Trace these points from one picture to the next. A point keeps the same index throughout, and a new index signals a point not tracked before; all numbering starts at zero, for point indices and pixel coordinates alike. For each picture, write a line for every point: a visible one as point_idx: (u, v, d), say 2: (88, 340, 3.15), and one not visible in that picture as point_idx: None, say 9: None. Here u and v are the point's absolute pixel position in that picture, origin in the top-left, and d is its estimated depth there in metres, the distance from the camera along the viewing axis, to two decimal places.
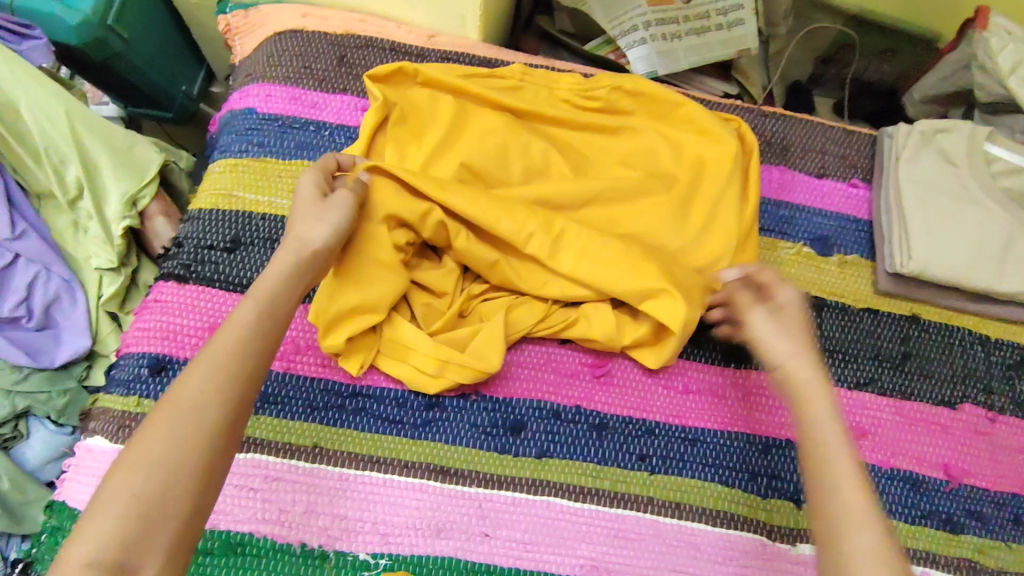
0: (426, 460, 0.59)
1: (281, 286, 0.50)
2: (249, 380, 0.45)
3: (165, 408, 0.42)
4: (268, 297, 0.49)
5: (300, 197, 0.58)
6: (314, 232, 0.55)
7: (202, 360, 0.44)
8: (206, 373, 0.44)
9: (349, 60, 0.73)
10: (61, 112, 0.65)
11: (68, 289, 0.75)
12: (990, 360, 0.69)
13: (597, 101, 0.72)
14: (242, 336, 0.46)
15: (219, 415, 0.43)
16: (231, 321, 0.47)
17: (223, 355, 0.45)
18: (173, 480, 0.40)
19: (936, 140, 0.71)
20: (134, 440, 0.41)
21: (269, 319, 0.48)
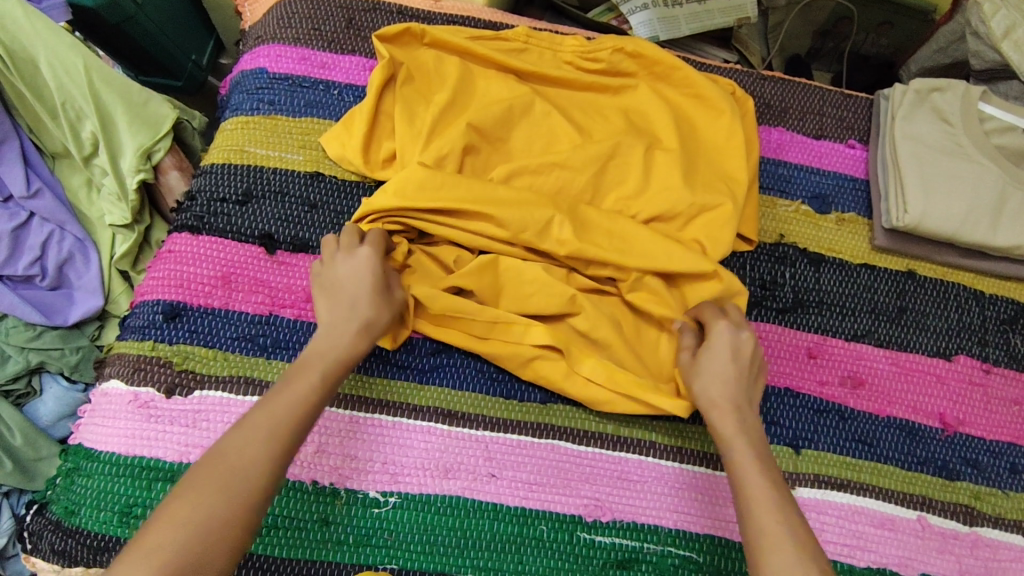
0: (434, 404, 0.61)
1: (341, 357, 0.52)
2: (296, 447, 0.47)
3: (215, 466, 0.43)
4: (331, 367, 0.51)
5: (359, 271, 0.57)
6: (377, 317, 0.56)
7: (259, 423, 0.46)
8: (263, 436, 0.45)
9: (358, 22, 0.74)
10: (81, 67, 0.67)
11: (82, 249, 0.77)
12: (984, 315, 0.71)
13: (600, 62, 0.73)
14: (297, 405, 0.48)
15: (264, 478, 0.44)
16: (289, 385, 0.49)
17: (278, 422, 0.47)
18: (211, 544, 0.41)
19: (931, 100, 0.73)
20: (179, 495, 0.42)
21: (326, 390, 0.50)
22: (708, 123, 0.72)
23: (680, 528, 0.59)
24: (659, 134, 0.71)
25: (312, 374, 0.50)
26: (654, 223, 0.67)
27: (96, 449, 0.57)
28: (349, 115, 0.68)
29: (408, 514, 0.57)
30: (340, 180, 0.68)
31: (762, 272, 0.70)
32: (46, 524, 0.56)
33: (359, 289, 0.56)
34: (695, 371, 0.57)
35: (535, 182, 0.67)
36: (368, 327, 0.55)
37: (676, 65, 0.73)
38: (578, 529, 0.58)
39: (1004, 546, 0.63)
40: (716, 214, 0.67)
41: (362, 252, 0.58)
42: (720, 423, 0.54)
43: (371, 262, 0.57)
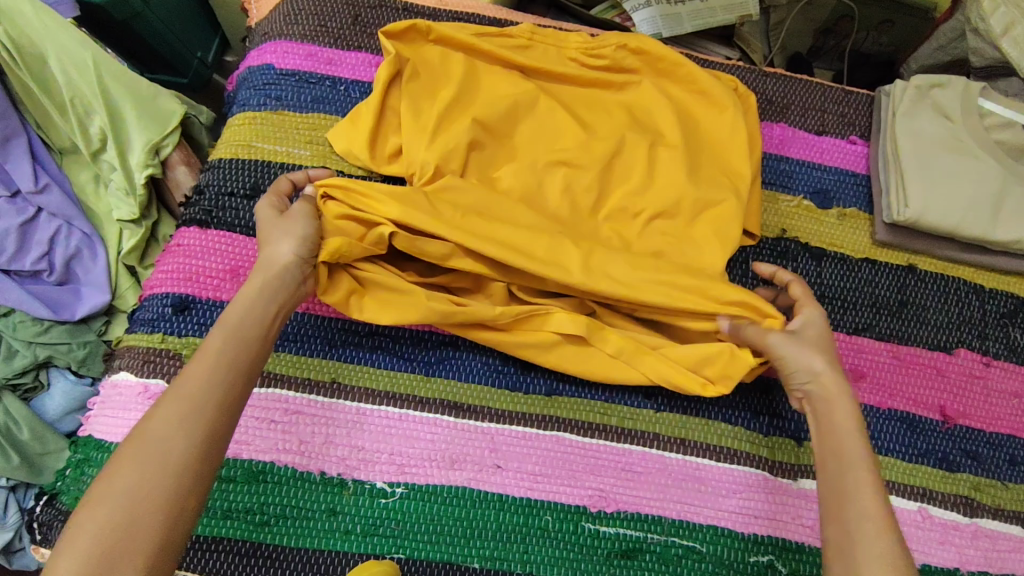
0: (440, 396, 0.61)
1: (246, 316, 0.51)
2: (222, 407, 0.46)
3: (133, 443, 0.43)
4: (236, 331, 0.50)
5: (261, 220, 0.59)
6: (279, 250, 0.56)
7: (168, 396, 0.45)
8: (175, 403, 0.44)
9: (364, 19, 0.75)
10: (90, 61, 0.67)
11: (89, 245, 0.77)
12: (984, 308, 0.71)
13: (604, 58, 0.74)
14: (211, 367, 0.47)
15: (187, 442, 0.43)
16: (201, 353, 0.48)
17: (188, 389, 0.45)
18: (141, 515, 0.40)
19: (932, 95, 0.74)
20: (104, 475, 0.41)
21: (237, 349, 0.49)
22: (711, 120, 0.73)
23: (684, 518, 0.60)
24: (662, 130, 0.72)
25: (216, 336, 0.49)
26: (658, 218, 0.68)
27: (105, 440, 0.58)
28: (355, 111, 0.69)
29: (414, 505, 0.57)
30: (347, 175, 0.68)
31: (764, 266, 0.70)
32: (56, 515, 0.57)
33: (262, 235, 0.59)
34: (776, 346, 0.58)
35: (540, 177, 0.68)
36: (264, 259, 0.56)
37: (680, 61, 0.73)
38: (582, 519, 0.59)
39: (1003, 536, 0.64)
40: (720, 208, 0.68)
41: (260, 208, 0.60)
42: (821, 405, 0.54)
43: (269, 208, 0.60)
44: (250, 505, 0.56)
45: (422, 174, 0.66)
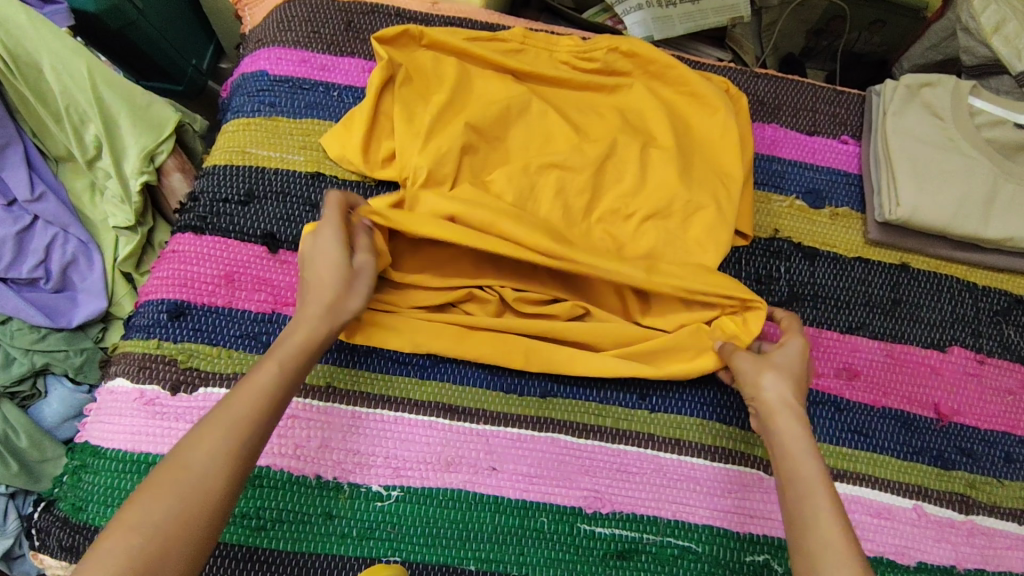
0: (435, 399, 0.62)
1: (301, 349, 0.52)
2: (262, 437, 0.47)
3: (181, 462, 0.44)
4: (293, 369, 0.51)
5: (327, 251, 0.57)
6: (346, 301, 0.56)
7: (216, 422, 0.46)
8: (224, 434, 0.46)
9: (356, 25, 0.75)
10: (84, 69, 0.68)
11: (85, 252, 0.78)
12: (977, 306, 0.72)
13: (595, 62, 0.75)
14: (258, 400, 0.48)
15: (230, 474, 0.45)
16: (251, 381, 0.49)
17: (235, 422, 0.47)
18: (172, 547, 0.41)
19: (922, 95, 0.74)
20: (142, 496, 0.43)
21: (286, 384, 0.50)
22: (703, 122, 0.73)
23: (680, 518, 0.60)
24: (654, 133, 0.72)
25: (268, 365, 0.50)
26: (650, 219, 0.68)
27: (102, 446, 0.58)
28: (348, 116, 0.69)
29: (411, 508, 0.57)
30: (341, 180, 0.69)
31: (757, 267, 0.71)
32: (53, 521, 0.57)
33: (316, 269, 0.57)
34: (764, 370, 0.57)
35: (533, 180, 0.68)
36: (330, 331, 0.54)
37: (671, 63, 0.74)
38: (578, 520, 0.59)
39: (999, 533, 0.64)
40: (711, 209, 0.68)
41: (330, 239, 0.58)
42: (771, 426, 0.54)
43: (333, 238, 0.58)
44: (247, 509, 0.56)
45: (415, 178, 0.66)
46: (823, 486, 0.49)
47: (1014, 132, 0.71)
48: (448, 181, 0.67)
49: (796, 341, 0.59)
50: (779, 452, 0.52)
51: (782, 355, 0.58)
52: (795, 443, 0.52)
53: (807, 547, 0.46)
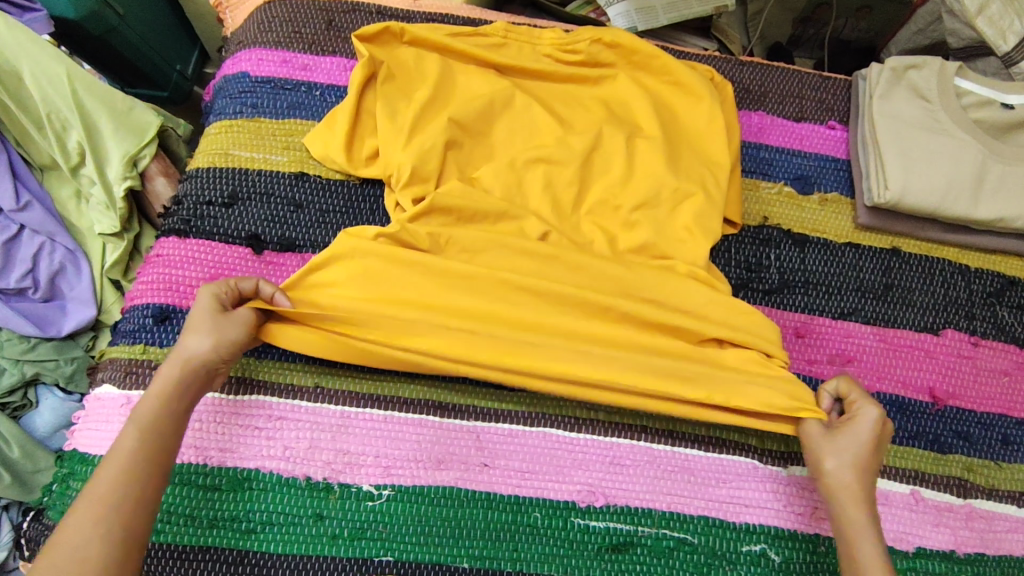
0: (425, 397, 0.61)
1: (158, 408, 0.50)
2: (133, 509, 0.46)
3: (50, 556, 0.44)
4: (150, 430, 0.49)
5: (196, 306, 0.54)
6: (196, 349, 0.53)
7: (81, 502, 0.46)
8: (82, 516, 0.45)
9: (337, 24, 0.75)
10: (64, 76, 0.67)
11: (73, 260, 0.77)
12: (970, 288, 0.71)
13: (578, 54, 0.74)
14: (123, 470, 0.47)
15: (101, 549, 0.44)
16: (111, 454, 0.48)
17: (99, 498, 0.46)
18: None
19: (908, 77, 0.73)
20: None
21: (150, 448, 0.49)
22: (689, 111, 0.72)
23: (675, 510, 0.59)
24: (640, 124, 0.72)
25: (127, 431, 0.49)
26: (638, 210, 0.68)
27: (90, 453, 0.58)
28: (331, 115, 0.69)
29: (403, 507, 0.57)
30: (325, 179, 0.68)
31: (747, 255, 0.70)
32: (42, 530, 0.56)
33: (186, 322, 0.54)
34: (829, 451, 0.56)
35: (519, 175, 0.68)
36: (192, 382, 0.52)
37: (654, 53, 0.73)
38: (572, 515, 0.58)
39: (998, 516, 0.63)
40: (699, 199, 0.67)
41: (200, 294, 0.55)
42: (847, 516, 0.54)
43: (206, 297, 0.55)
44: (236, 513, 0.55)
45: (399, 176, 0.65)
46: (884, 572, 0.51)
47: (1001, 112, 0.70)
48: (433, 177, 0.66)
49: (869, 413, 0.56)
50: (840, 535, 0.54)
51: (854, 423, 0.56)
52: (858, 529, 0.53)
53: None
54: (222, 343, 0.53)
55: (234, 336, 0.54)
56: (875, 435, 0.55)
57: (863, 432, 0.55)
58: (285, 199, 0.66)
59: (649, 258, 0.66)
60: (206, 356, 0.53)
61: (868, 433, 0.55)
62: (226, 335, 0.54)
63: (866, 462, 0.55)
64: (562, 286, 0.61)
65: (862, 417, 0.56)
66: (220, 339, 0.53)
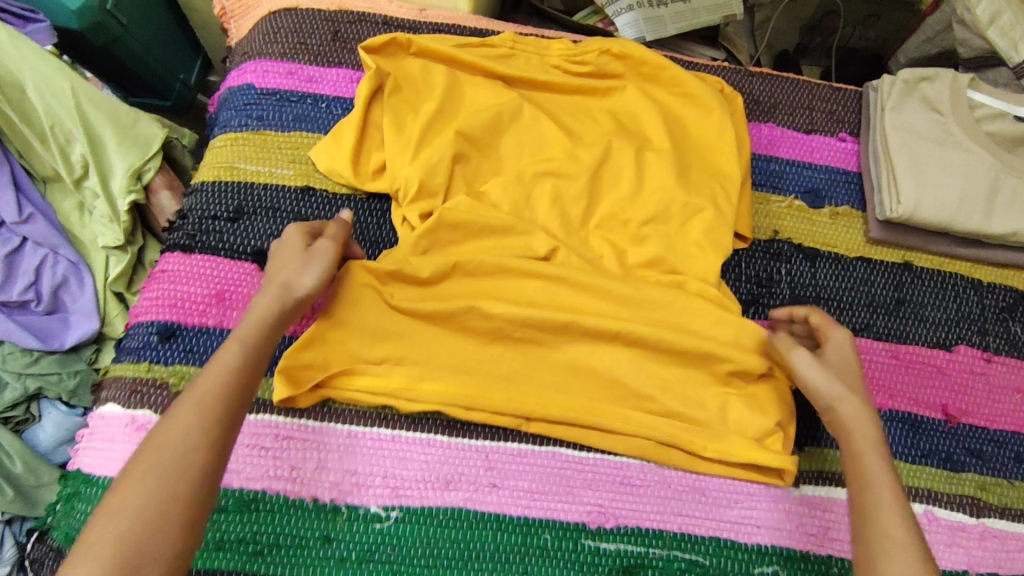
0: (433, 416, 0.60)
1: (264, 329, 0.52)
2: (234, 418, 0.47)
3: (160, 445, 0.44)
4: (252, 348, 0.51)
5: (282, 249, 0.58)
6: (299, 282, 0.55)
7: (185, 403, 0.46)
8: (191, 412, 0.46)
9: (343, 34, 0.74)
10: (67, 88, 0.67)
11: (75, 272, 0.77)
12: (982, 303, 0.71)
13: (587, 65, 0.73)
14: (227, 378, 0.48)
15: (201, 450, 0.44)
16: (216, 363, 0.49)
17: (205, 401, 0.46)
18: (155, 537, 0.41)
19: (920, 90, 0.72)
20: (120, 485, 0.42)
21: (253, 363, 0.50)
22: (698, 124, 0.71)
23: (686, 531, 0.58)
24: (649, 136, 0.71)
25: (234, 345, 0.50)
26: (647, 225, 0.67)
27: (95, 473, 0.57)
28: (338, 128, 0.68)
29: (411, 528, 0.56)
30: (331, 194, 0.67)
31: (757, 269, 0.69)
32: (46, 552, 0.55)
33: (274, 258, 0.58)
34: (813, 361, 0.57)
35: (527, 189, 0.67)
36: (290, 309, 0.54)
37: (664, 65, 0.72)
38: (582, 536, 0.57)
39: (1013, 536, 0.62)
40: (707, 213, 0.67)
41: (289, 234, 0.59)
42: (845, 431, 0.53)
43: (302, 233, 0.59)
44: (243, 535, 0.55)
45: (406, 192, 0.65)
46: (885, 475, 0.50)
47: (1013, 125, 0.70)
48: (440, 192, 0.66)
49: (838, 333, 0.59)
50: (846, 448, 0.52)
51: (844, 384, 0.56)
52: (860, 436, 0.52)
53: (870, 542, 0.47)
54: (321, 281, 0.56)
55: (324, 279, 0.57)
56: (852, 354, 0.58)
57: (835, 350, 0.58)
58: (291, 214, 0.66)
59: (658, 275, 0.65)
60: (302, 293, 0.55)
61: (841, 354, 0.58)
62: (321, 275, 0.57)
63: (857, 384, 0.56)
64: (568, 310, 0.62)
65: (830, 335, 0.59)
66: (314, 279, 0.56)
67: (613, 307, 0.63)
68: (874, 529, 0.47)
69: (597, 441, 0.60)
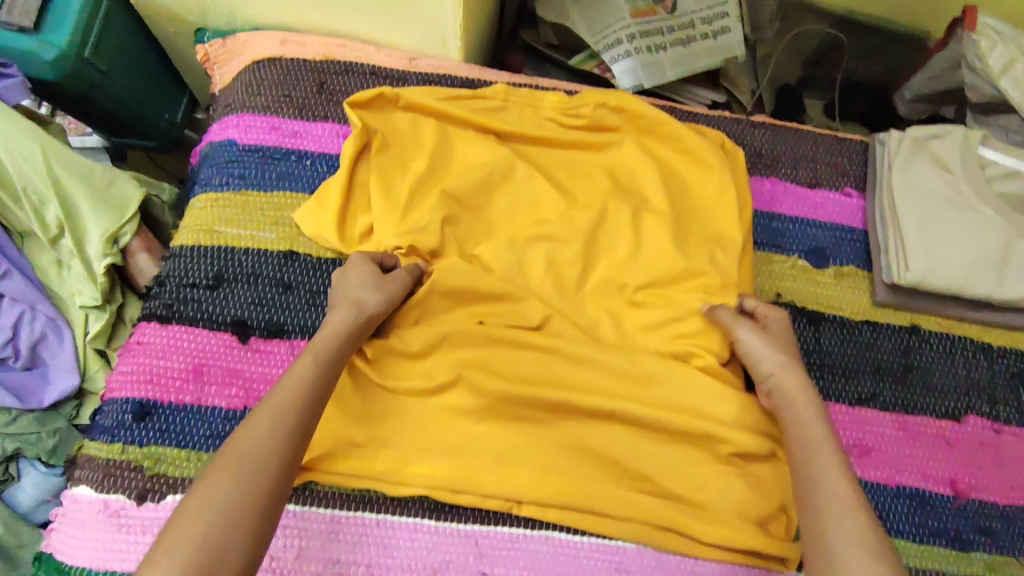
0: (420, 498, 0.58)
1: (336, 343, 0.54)
2: (305, 426, 0.49)
3: (241, 447, 0.46)
4: (325, 361, 0.53)
5: (353, 269, 0.60)
6: (370, 300, 0.57)
7: (265, 410, 0.49)
8: (269, 419, 0.48)
9: (329, 86, 0.71)
10: (38, 150, 0.65)
11: (55, 328, 0.74)
12: (993, 369, 0.68)
13: (582, 119, 0.70)
14: (301, 388, 0.50)
15: (279, 457, 0.47)
16: (292, 373, 0.51)
17: (282, 408, 0.49)
18: (239, 533, 0.43)
19: (930, 147, 0.70)
20: (205, 480, 0.45)
21: (324, 375, 0.52)
22: (698, 182, 0.69)
23: None
24: (647, 194, 0.68)
25: (308, 356, 0.52)
26: (644, 292, 0.64)
27: (67, 563, 0.54)
28: (322, 189, 0.65)
29: None
30: (315, 258, 0.65)
31: None
32: None
33: (344, 277, 0.60)
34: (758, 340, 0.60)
35: (520, 253, 0.65)
36: (361, 325, 0.56)
37: (662, 120, 0.69)
38: None
39: None
40: (707, 279, 0.64)
41: (352, 259, 0.61)
42: (790, 405, 0.56)
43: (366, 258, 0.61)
44: None
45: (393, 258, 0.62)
46: (827, 443, 0.53)
47: None
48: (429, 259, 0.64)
49: (779, 313, 0.62)
50: (789, 419, 0.56)
51: (791, 393, 0.57)
52: (805, 408, 0.55)
53: (816, 505, 0.50)
54: (390, 303, 0.58)
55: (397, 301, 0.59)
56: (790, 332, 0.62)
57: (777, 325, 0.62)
58: (272, 280, 0.63)
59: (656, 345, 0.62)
60: (374, 310, 0.57)
61: (784, 332, 0.61)
62: (393, 296, 0.59)
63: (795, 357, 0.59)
64: (562, 386, 0.59)
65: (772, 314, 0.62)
66: (387, 297, 0.58)
67: (608, 381, 0.60)
68: (822, 533, 0.48)
69: (591, 526, 0.57)
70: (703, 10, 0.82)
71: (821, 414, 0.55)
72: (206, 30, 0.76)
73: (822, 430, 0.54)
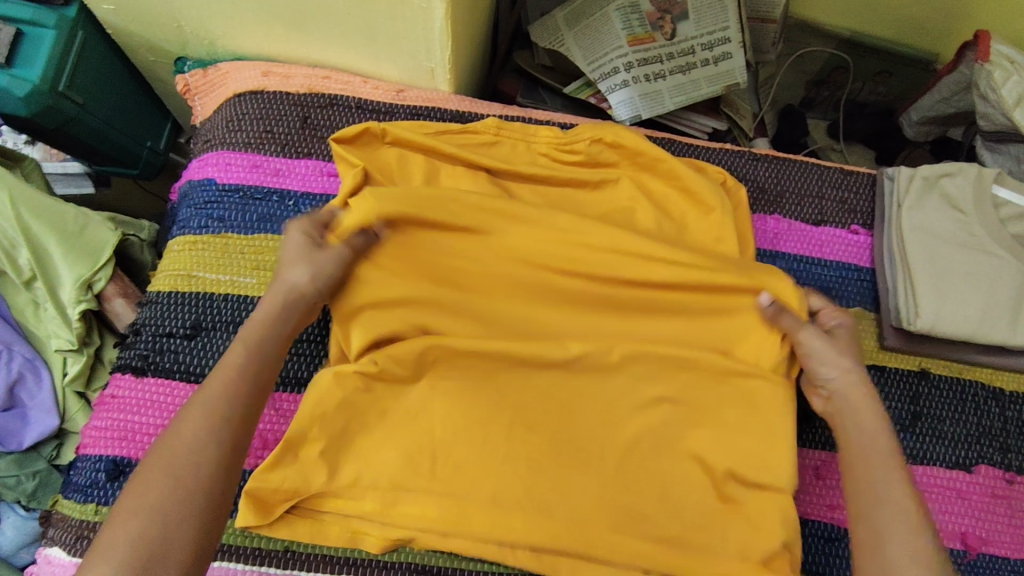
0: (405, 560, 0.56)
1: (267, 330, 0.53)
2: (241, 420, 0.48)
3: (170, 448, 0.46)
4: (256, 352, 0.51)
5: (290, 243, 0.57)
6: (297, 278, 0.55)
7: (194, 408, 0.48)
8: (198, 416, 0.47)
9: (313, 121, 0.68)
10: (6, 198, 0.64)
11: (33, 368, 0.70)
12: (1005, 416, 0.65)
13: (577, 155, 0.68)
14: (229, 380, 0.49)
15: (214, 454, 0.46)
16: (222, 366, 0.50)
17: (210, 404, 0.48)
18: (173, 534, 0.43)
19: (940, 185, 0.67)
20: (136, 484, 0.45)
21: (257, 363, 0.51)
22: (698, 220, 0.66)
23: None
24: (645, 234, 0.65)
25: (238, 346, 0.51)
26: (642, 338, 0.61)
27: None
28: None
29: None
30: None
31: None
32: None
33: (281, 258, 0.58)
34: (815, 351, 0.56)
35: None
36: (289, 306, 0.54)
37: (661, 156, 0.66)
38: None
39: None
40: (708, 321, 0.61)
41: (291, 230, 0.58)
42: (854, 416, 0.54)
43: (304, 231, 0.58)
44: None
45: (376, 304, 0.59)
46: (890, 456, 0.51)
47: None
48: None
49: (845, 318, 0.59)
50: (850, 426, 0.53)
51: (856, 404, 0.54)
52: (866, 418, 0.53)
53: (876, 519, 0.48)
54: (320, 277, 0.55)
55: (330, 272, 0.55)
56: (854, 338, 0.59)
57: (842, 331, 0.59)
58: None
59: None
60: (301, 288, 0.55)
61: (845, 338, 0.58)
62: (322, 268, 0.55)
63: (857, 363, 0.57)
64: (554, 442, 0.56)
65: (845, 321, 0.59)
66: (321, 269, 0.55)
67: (604, 436, 0.57)
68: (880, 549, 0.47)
69: None
70: (703, 36, 0.79)
71: (887, 429, 0.53)
72: (187, 60, 0.74)
73: (888, 447, 0.52)
